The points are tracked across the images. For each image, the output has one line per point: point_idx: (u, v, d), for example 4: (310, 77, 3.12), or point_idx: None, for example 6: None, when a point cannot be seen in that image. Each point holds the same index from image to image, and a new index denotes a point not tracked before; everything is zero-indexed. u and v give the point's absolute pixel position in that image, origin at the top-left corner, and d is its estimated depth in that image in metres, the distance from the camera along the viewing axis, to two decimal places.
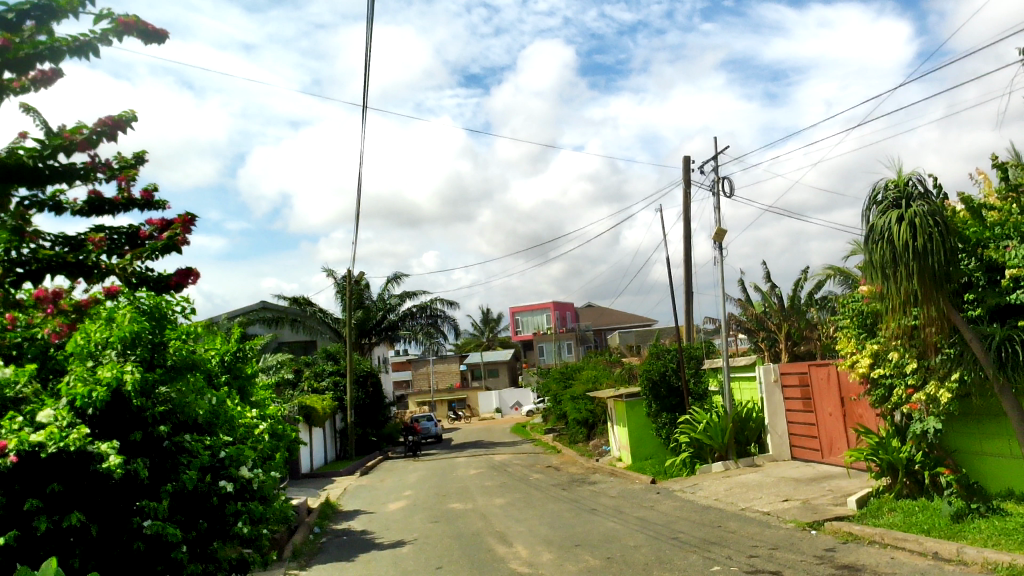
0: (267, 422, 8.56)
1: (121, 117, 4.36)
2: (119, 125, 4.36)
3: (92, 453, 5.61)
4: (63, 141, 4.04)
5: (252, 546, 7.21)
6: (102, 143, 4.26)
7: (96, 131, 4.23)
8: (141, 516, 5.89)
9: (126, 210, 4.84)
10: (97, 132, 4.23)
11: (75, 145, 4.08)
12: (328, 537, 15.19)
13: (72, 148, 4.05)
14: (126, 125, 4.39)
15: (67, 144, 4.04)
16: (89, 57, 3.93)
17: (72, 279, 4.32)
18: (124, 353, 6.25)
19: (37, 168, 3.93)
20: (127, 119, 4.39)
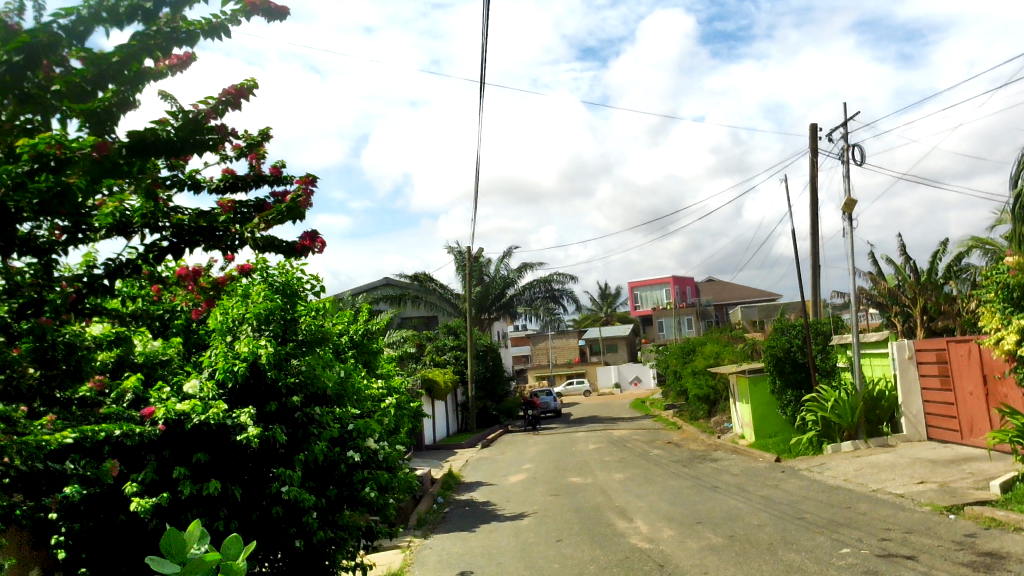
0: (392, 395, 8.87)
1: (242, 86, 4.33)
2: (241, 94, 4.33)
3: (231, 424, 6.03)
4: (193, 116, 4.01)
5: (380, 514, 7.50)
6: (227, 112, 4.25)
7: (219, 103, 4.21)
8: (277, 483, 6.25)
9: (257, 186, 5.09)
10: (221, 101, 4.23)
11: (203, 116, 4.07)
12: (451, 507, 15.64)
13: (200, 116, 4.03)
14: (247, 94, 4.35)
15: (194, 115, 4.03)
16: (222, 39, 3.83)
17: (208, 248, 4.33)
18: (259, 328, 6.61)
19: (171, 138, 3.86)
20: (248, 88, 4.35)
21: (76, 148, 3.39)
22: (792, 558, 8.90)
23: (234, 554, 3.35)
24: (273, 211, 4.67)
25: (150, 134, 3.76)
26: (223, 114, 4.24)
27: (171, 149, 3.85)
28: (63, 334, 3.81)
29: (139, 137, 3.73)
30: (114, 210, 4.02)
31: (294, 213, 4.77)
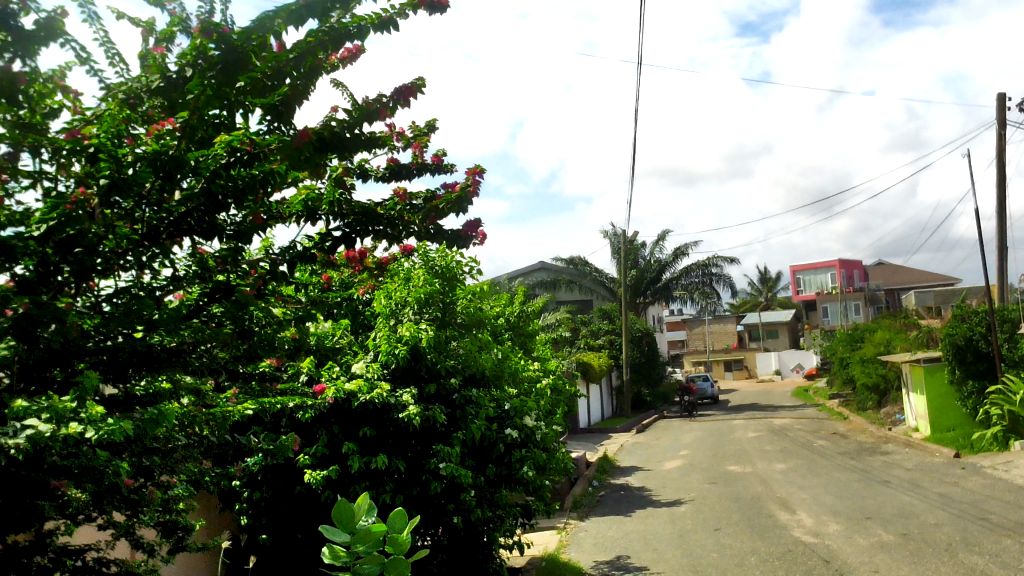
0: (548, 376, 9.02)
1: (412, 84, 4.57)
2: (411, 90, 4.57)
3: (393, 403, 6.39)
4: (365, 109, 4.31)
5: (536, 494, 7.68)
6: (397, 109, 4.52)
7: (390, 101, 4.46)
8: (436, 459, 6.53)
9: (420, 175, 5.35)
10: (393, 99, 4.49)
11: (375, 110, 4.34)
12: (606, 491, 15.73)
13: (377, 116, 4.31)
14: (416, 91, 4.58)
15: (370, 112, 4.30)
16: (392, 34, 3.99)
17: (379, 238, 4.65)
18: (420, 312, 6.90)
19: (347, 137, 4.18)
20: (417, 85, 4.57)
21: (266, 145, 3.83)
22: (974, 561, 8.37)
23: (400, 527, 3.41)
24: (443, 200, 4.94)
25: (329, 132, 4.05)
26: (393, 112, 4.50)
27: (346, 147, 4.16)
28: (250, 315, 4.15)
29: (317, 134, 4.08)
30: (304, 198, 4.35)
31: (459, 207, 5.03)
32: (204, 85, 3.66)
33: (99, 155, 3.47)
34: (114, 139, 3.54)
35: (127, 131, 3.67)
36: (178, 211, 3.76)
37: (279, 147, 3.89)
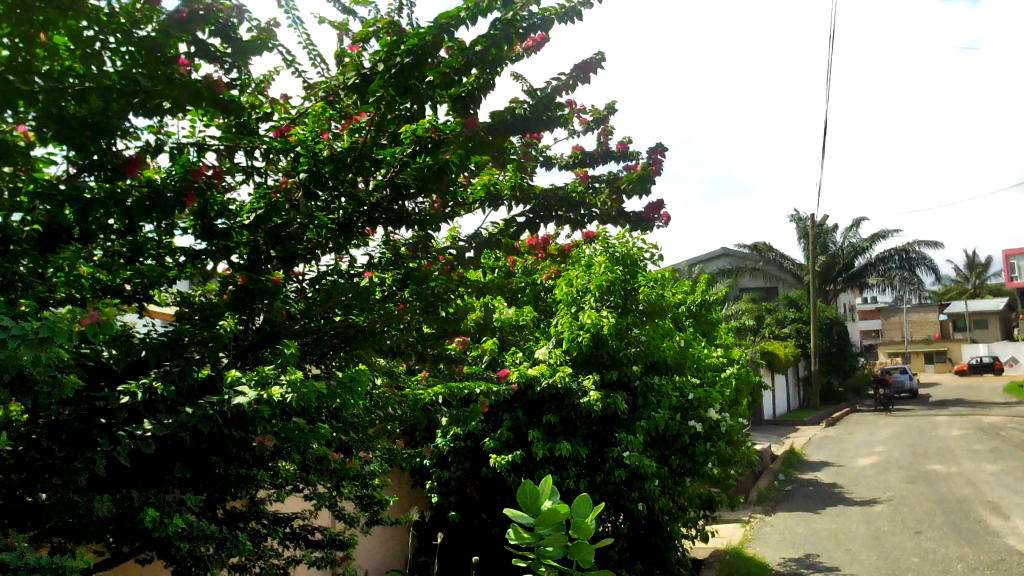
0: (733, 365, 8.76)
1: (592, 60, 4.58)
2: (591, 67, 4.59)
3: (575, 388, 6.51)
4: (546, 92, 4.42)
5: (721, 485, 7.52)
6: (577, 86, 4.54)
7: (570, 78, 4.51)
8: (619, 447, 6.55)
9: (604, 161, 5.34)
10: (573, 77, 4.52)
11: (555, 92, 4.45)
12: (793, 485, 15.11)
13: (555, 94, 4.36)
14: (596, 66, 4.59)
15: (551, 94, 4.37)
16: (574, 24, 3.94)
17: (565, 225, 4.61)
18: (602, 299, 6.92)
19: (527, 115, 4.22)
20: (597, 60, 4.58)
21: (448, 131, 3.91)
22: None
23: (585, 514, 3.49)
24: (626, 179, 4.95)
25: (507, 113, 4.17)
26: (575, 89, 4.53)
27: (527, 127, 4.21)
28: (435, 281, 4.18)
29: (499, 117, 4.17)
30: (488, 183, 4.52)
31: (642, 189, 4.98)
32: (387, 84, 3.83)
33: (301, 153, 3.81)
34: (315, 136, 3.84)
35: (328, 128, 3.99)
36: (371, 202, 3.92)
37: (460, 132, 3.93)
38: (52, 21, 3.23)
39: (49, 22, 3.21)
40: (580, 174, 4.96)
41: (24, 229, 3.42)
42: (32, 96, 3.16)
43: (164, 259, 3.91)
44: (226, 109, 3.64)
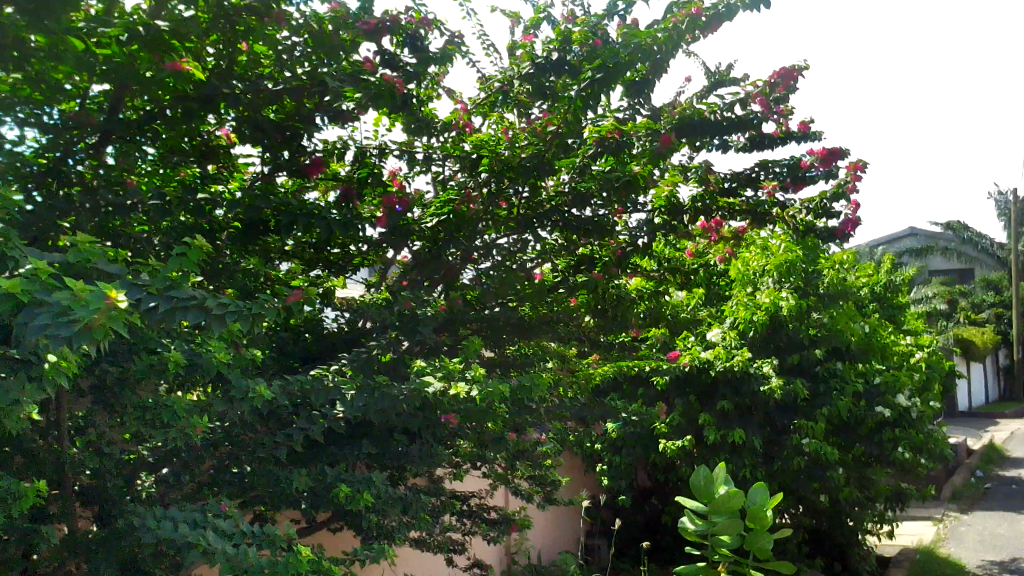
0: (924, 351, 8.19)
1: (793, 67, 4.67)
2: (791, 74, 4.68)
3: (754, 372, 6.25)
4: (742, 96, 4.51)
5: (912, 478, 7.06)
6: (772, 92, 4.65)
7: (768, 86, 4.62)
8: (799, 435, 6.30)
9: (785, 144, 5.12)
10: (769, 83, 4.63)
11: (750, 96, 4.52)
12: (994, 482, 13.97)
13: (749, 98, 4.50)
14: (798, 73, 4.67)
15: (745, 98, 4.51)
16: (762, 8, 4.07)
17: (744, 221, 4.65)
18: (780, 281, 6.62)
19: (712, 118, 4.34)
20: (798, 68, 4.67)
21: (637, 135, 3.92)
22: None
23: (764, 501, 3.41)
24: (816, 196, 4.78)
25: (693, 115, 4.26)
26: (770, 94, 4.63)
27: (712, 129, 4.33)
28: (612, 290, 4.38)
29: (682, 119, 4.26)
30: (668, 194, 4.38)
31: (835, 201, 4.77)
32: (575, 100, 3.94)
33: (482, 154, 3.90)
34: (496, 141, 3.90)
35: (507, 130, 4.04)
36: (546, 202, 4.06)
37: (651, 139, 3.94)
38: (250, 26, 3.38)
39: (248, 30, 3.39)
40: (768, 186, 4.61)
41: (228, 223, 3.70)
42: (236, 97, 3.45)
43: (348, 248, 4.10)
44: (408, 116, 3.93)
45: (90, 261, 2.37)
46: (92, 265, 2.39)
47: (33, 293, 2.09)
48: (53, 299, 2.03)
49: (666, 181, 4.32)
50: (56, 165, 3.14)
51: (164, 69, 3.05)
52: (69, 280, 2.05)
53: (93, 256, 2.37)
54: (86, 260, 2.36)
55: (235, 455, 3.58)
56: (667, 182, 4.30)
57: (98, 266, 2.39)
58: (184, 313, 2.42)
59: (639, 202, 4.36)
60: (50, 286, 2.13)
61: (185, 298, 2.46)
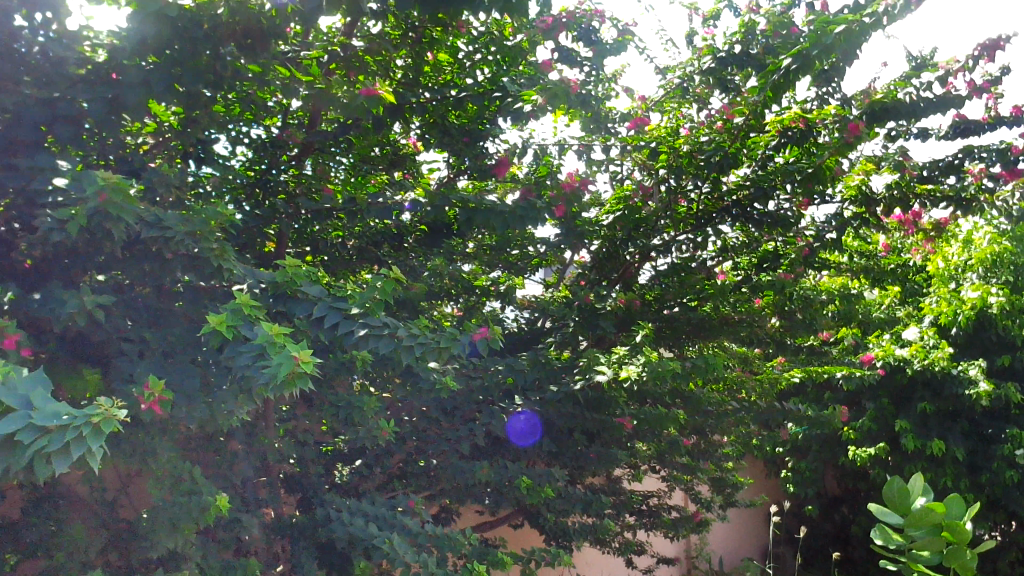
0: None
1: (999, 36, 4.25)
2: (998, 45, 4.26)
3: (956, 375, 5.76)
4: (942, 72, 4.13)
5: None
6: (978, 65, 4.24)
7: (974, 58, 4.23)
8: (1010, 446, 5.79)
9: (994, 129, 4.70)
10: (974, 56, 4.23)
11: (952, 71, 4.14)
12: None
13: (951, 72, 4.12)
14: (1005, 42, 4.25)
15: (947, 73, 4.12)
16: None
17: (952, 210, 4.15)
18: (987, 276, 5.99)
19: (909, 99, 4.01)
20: (1005, 38, 4.25)
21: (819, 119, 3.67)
22: None
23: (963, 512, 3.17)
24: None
25: (891, 100, 3.94)
26: (976, 70, 4.26)
27: (910, 112, 4.01)
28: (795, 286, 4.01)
29: (879, 105, 3.89)
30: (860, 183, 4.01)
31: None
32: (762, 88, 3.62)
33: (658, 147, 3.89)
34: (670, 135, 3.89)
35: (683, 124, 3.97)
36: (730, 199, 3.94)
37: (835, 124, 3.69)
38: (437, 39, 3.48)
39: (433, 45, 3.51)
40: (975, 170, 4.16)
41: (414, 227, 3.81)
42: (422, 105, 3.61)
43: (526, 249, 4.14)
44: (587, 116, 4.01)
45: (295, 282, 2.60)
46: (297, 287, 2.62)
47: (236, 326, 2.32)
48: (255, 342, 2.22)
49: (857, 168, 3.98)
50: (264, 176, 3.52)
51: (358, 93, 3.08)
52: (269, 321, 2.24)
53: (297, 277, 2.60)
54: (291, 281, 2.60)
55: (421, 449, 3.74)
56: (857, 171, 3.95)
57: (302, 288, 2.62)
58: (376, 342, 2.56)
59: (828, 196, 4.14)
60: (251, 317, 2.37)
61: (379, 327, 2.60)
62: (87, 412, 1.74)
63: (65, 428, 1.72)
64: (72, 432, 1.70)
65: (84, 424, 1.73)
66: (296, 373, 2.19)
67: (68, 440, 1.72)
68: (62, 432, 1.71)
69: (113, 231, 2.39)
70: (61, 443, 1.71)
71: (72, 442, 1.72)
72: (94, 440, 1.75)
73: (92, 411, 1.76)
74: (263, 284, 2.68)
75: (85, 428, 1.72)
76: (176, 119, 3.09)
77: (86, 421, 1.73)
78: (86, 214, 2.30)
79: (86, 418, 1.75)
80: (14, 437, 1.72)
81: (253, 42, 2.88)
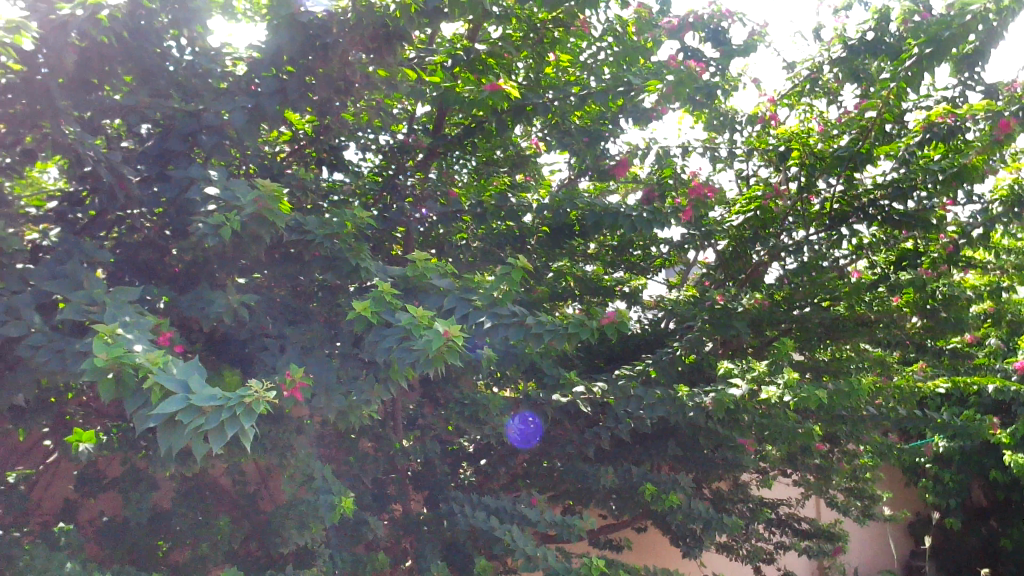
0: None
1: None
2: None
3: None
4: None
5: None
6: None
7: None
8: None
9: None
10: None
11: None
12: None
13: None
14: None
15: None
16: None
17: None
18: None
19: None
20: None
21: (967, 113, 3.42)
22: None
23: None
24: None
25: None
26: None
27: None
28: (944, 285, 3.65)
29: None
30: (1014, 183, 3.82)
31: None
32: (896, 80, 3.48)
33: (788, 148, 3.78)
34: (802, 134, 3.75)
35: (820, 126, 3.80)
36: (866, 198, 3.76)
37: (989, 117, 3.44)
38: (558, 39, 3.47)
39: (555, 42, 3.46)
40: None
41: (536, 229, 3.83)
42: (548, 106, 3.51)
43: (648, 250, 4.09)
44: (710, 111, 3.98)
45: (425, 276, 2.66)
46: (427, 280, 2.68)
47: (380, 312, 2.42)
48: (400, 325, 2.32)
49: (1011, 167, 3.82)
50: (391, 180, 3.58)
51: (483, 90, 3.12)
52: (413, 306, 2.32)
53: (427, 270, 2.65)
54: (421, 275, 2.65)
55: (545, 450, 3.78)
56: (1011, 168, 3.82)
57: (432, 280, 2.67)
58: (504, 330, 2.59)
59: (972, 196, 3.95)
60: (393, 304, 2.44)
61: (507, 315, 2.62)
62: (239, 393, 1.84)
63: (220, 409, 1.81)
64: (229, 410, 1.80)
65: (237, 405, 1.83)
66: (441, 353, 2.27)
67: (223, 420, 1.81)
68: (218, 412, 1.80)
69: (263, 236, 2.53)
70: (218, 422, 1.79)
71: (228, 420, 1.81)
72: (246, 420, 1.84)
73: (244, 393, 1.86)
74: (394, 279, 2.74)
75: (239, 407, 1.81)
76: (311, 127, 3.25)
77: (239, 399, 1.83)
78: (240, 220, 2.44)
79: (239, 399, 1.84)
80: (175, 417, 1.82)
81: (381, 42, 2.86)
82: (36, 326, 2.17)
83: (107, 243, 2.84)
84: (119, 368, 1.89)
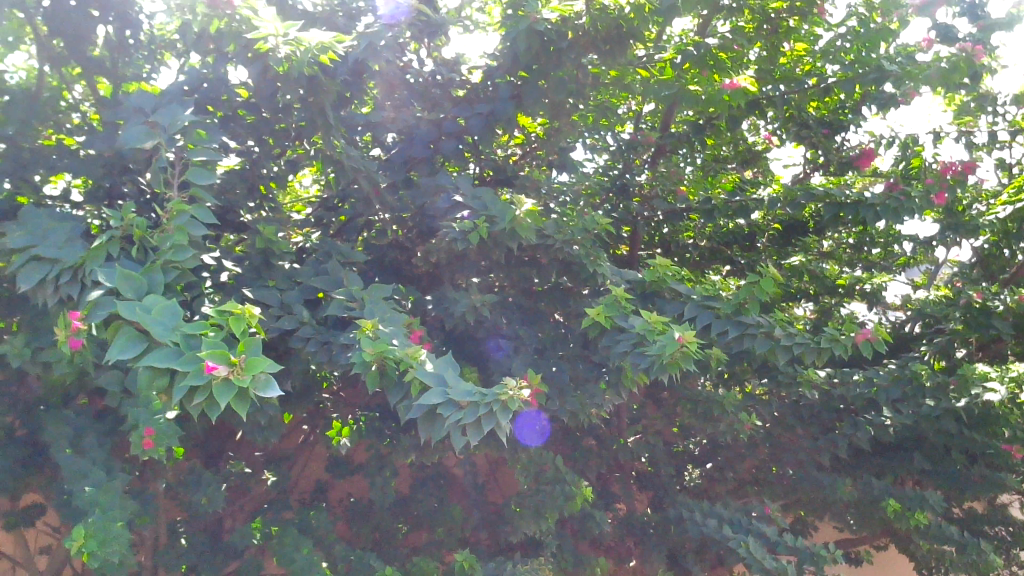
0: None
1: None
2: None
3: None
4: None
5: None
6: None
7: None
8: None
9: None
10: None
11: None
12: None
13: None
14: None
15: None
16: None
17: None
18: None
19: None
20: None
21: None
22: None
23: None
24: None
25: None
26: None
27: None
28: None
29: None
30: None
31: None
32: None
33: None
34: None
35: None
36: None
37: None
38: (794, 27, 3.37)
39: (792, 30, 3.36)
40: None
41: (767, 226, 3.72)
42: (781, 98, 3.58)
43: (891, 248, 3.83)
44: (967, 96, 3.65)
45: (664, 281, 2.66)
46: (665, 285, 2.67)
47: (614, 316, 2.42)
48: (636, 329, 2.31)
49: None
50: (618, 180, 3.61)
51: (723, 89, 3.06)
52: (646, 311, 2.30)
53: (664, 276, 2.64)
54: (659, 280, 2.65)
55: (777, 457, 3.63)
56: None
57: (671, 286, 2.66)
58: (752, 342, 2.53)
59: None
60: (626, 308, 2.44)
61: (754, 326, 2.55)
62: (495, 390, 1.90)
63: (478, 404, 1.88)
64: (485, 406, 1.86)
65: (493, 401, 1.88)
66: (682, 354, 2.23)
67: (480, 416, 1.87)
68: (475, 408, 1.87)
69: (506, 243, 2.61)
70: (474, 417, 1.86)
71: (484, 416, 1.87)
72: (501, 416, 1.88)
73: (500, 390, 1.90)
74: (629, 279, 2.78)
75: (495, 403, 1.87)
76: (543, 130, 3.38)
77: (494, 396, 1.88)
78: (487, 228, 2.54)
79: (496, 396, 1.90)
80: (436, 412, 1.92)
81: (614, 45, 2.91)
82: (306, 320, 2.39)
83: (357, 245, 3.06)
84: (383, 362, 2.05)
